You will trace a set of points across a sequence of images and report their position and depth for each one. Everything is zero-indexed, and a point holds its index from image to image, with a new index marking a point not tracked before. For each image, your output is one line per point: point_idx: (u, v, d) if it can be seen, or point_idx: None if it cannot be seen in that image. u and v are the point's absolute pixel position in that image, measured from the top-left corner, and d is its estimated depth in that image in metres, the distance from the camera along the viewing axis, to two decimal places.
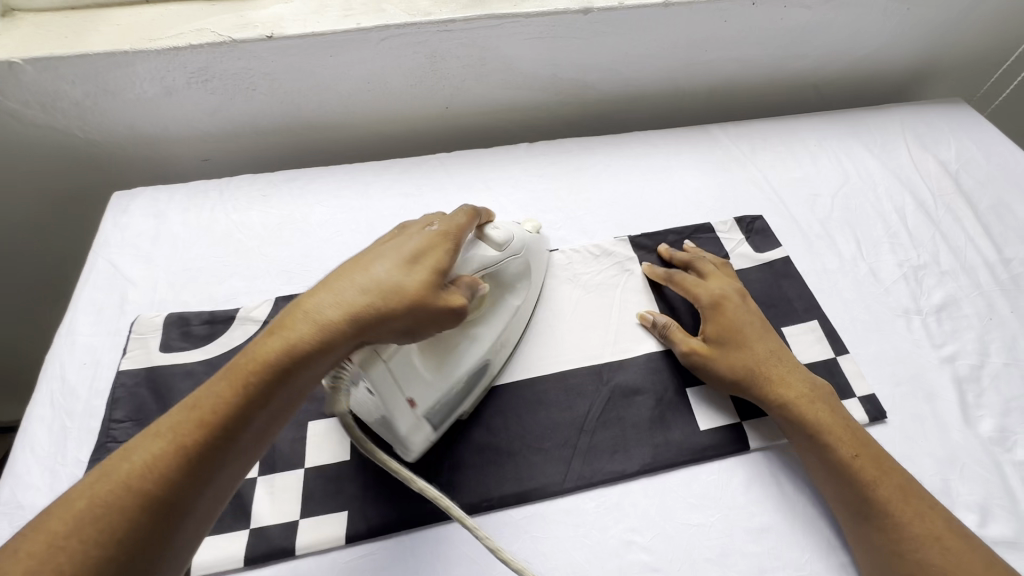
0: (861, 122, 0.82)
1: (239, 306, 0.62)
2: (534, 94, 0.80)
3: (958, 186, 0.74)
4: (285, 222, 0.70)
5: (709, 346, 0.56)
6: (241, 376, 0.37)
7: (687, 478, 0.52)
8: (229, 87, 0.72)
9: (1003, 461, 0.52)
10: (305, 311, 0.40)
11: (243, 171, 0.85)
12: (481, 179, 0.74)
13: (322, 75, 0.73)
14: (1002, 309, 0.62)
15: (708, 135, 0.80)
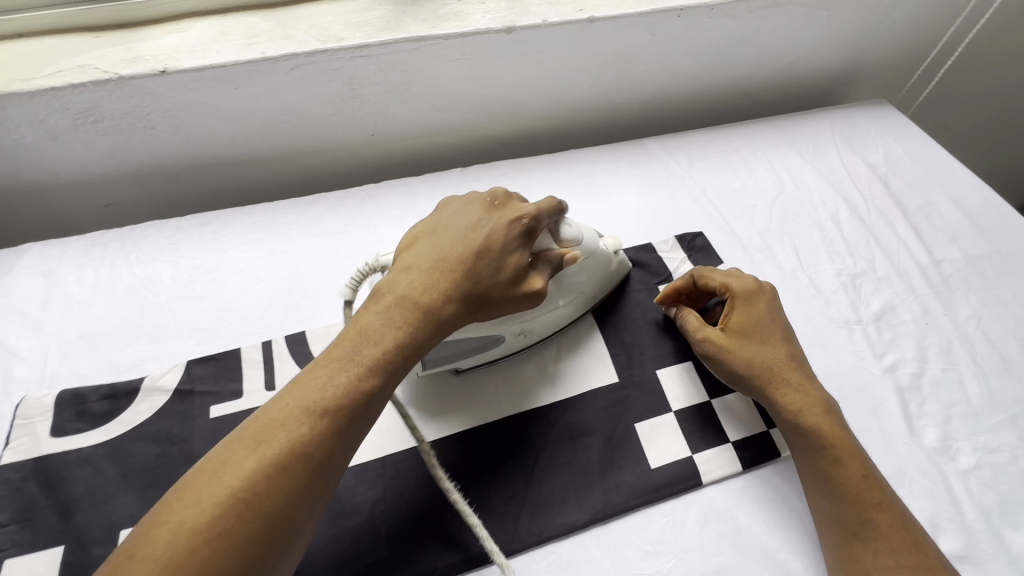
0: (793, 128, 0.82)
1: (144, 374, 0.55)
2: (464, 117, 0.76)
3: (887, 189, 0.75)
4: (197, 272, 0.63)
5: (731, 338, 0.54)
6: (360, 357, 0.40)
7: (641, 522, 0.49)
8: (122, 126, 0.65)
9: (948, 471, 0.52)
10: (402, 295, 0.43)
11: (153, 212, 0.78)
12: (412, 210, 0.70)
13: (230, 108, 0.67)
14: (936, 313, 0.63)
15: (646, 149, 0.78)
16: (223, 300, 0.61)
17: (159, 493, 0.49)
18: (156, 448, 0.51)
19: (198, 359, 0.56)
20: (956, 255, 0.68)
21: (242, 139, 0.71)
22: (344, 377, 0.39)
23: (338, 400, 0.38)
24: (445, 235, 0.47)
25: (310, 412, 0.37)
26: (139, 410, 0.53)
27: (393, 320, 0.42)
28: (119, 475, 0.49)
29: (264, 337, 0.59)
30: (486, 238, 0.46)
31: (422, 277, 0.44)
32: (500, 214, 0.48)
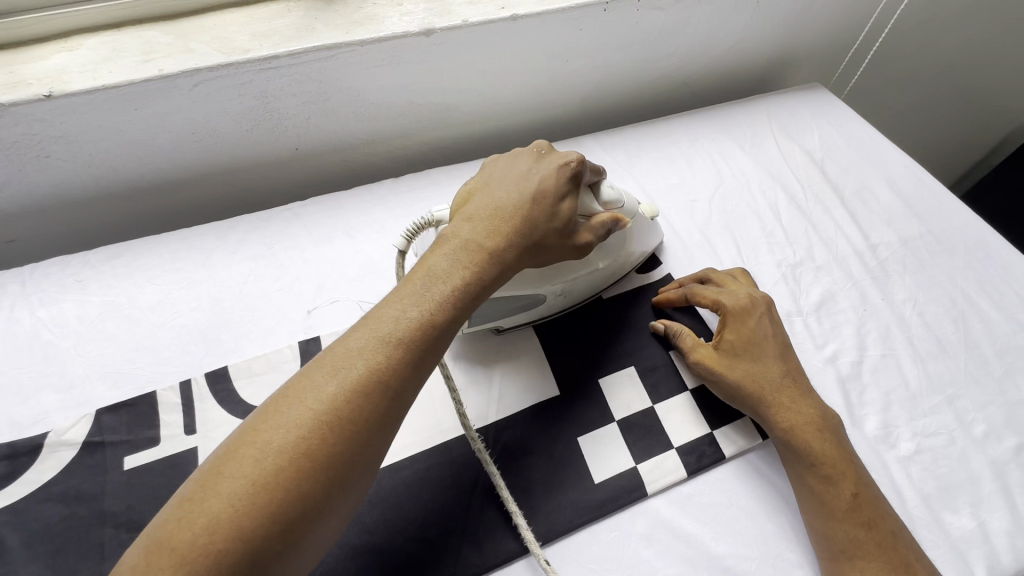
0: (730, 117, 0.81)
1: (49, 428, 0.51)
2: (394, 125, 0.73)
3: (824, 174, 0.75)
4: (108, 310, 0.59)
5: (720, 357, 0.54)
6: (430, 295, 0.40)
7: (587, 540, 0.48)
8: (13, 157, 0.60)
9: (889, 459, 0.52)
10: (462, 235, 0.43)
11: (65, 245, 0.72)
12: (341, 228, 0.67)
13: (133, 130, 0.62)
14: (874, 298, 0.63)
15: (584, 148, 0.76)
16: (137, 339, 0.57)
17: (66, 560, 0.45)
18: (63, 508, 0.47)
19: (108, 406, 0.52)
20: (891, 238, 0.68)
21: (153, 160, 0.66)
22: (418, 310, 0.39)
23: (408, 337, 0.37)
24: (499, 185, 0.47)
25: (390, 341, 0.37)
26: (44, 468, 0.49)
27: (459, 262, 0.42)
28: (20, 545, 0.45)
29: (184, 376, 0.55)
30: (538, 187, 0.46)
31: (484, 222, 0.44)
32: (548, 163, 0.48)
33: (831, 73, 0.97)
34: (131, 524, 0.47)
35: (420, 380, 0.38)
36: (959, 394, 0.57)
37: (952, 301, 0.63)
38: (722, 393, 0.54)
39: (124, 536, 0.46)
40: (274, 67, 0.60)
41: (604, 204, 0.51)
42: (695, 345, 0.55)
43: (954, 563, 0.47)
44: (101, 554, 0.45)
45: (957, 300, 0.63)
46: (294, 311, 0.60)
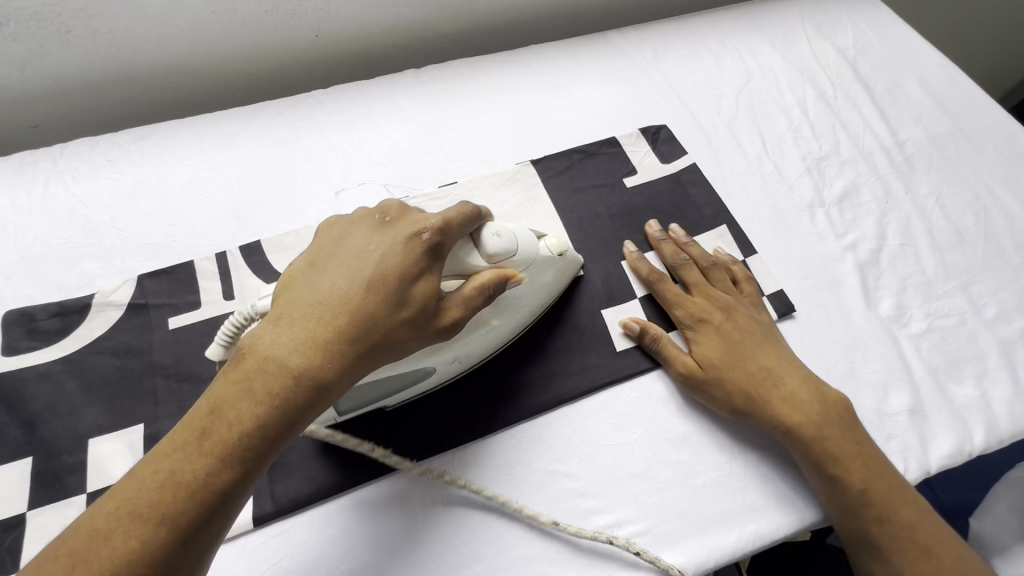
0: (761, 14, 0.78)
1: (95, 291, 0.53)
2: (416, 12, 0.71)
3: (855, 72, 0.73)
4: (140, 188, 0.60)
5: (704, 361, 0.50)
6: (212, 440, 0.33)
7: (608, 399, 0.51)
8: (33, 27, 0.59)
9: (901, 336, 0.54)
10: (269, 351, 0.35)
11: (87, 134, 0.72)
12: (366, 115, 0.66)
13: (152, 6, 0.61)
14: (897, 191, 0.63)
15: (610, 42, 0.74)
16: (171, 215, 0.58)
17: (123, 403, 0.48)
18: (116, 360, 0.50)
19: (149, 273, 0.54)
20: (919, 134, 0.68)
21: (171, 41, 0.65)
22: (207, 459, 0.32)
23: (185, 499, 0.31)
24: (330, 266, 0.39)
25: (167, 504, 0.31)
26: (94, 326, 0.51)
27: (250, 391, 0.34)
28: (80, 390, 0.48)
29: (219, 248, 0.57)
30: (378, 267, 0.38)
31: (294, 330, 0.35)
32: (392, 235, 0.40)
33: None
34: (180, 375, 0.50)
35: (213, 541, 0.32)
36: (973, 281, 0.58)
37: (975, 197, 0.63)
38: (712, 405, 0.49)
39: (175, 385, 0.49)
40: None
41: (488, 258, 0.44)
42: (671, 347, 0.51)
43: (954, 425, 0.50)
44: (155, 400, 0.49)
45: (980, 194, 0.63)
46: (323, 192, 0.61)
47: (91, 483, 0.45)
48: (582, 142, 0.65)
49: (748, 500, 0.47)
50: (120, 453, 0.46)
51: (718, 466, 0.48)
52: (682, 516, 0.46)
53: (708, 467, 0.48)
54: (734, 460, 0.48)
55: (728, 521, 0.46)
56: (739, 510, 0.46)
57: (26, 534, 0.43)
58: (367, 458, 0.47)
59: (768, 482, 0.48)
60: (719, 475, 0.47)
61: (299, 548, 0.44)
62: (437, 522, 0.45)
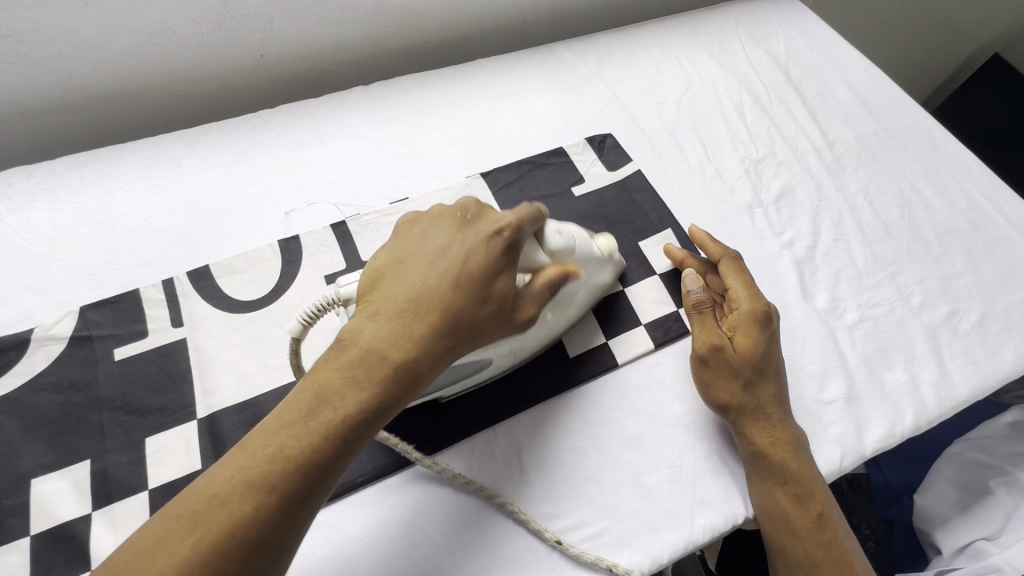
0: (699, 24, 0.82)
1: (34, 325, 0.52)
2: (361, 28, 0.71)
3: (787, 78, 0.77)
4: (80, 216, 0.58)
5: (737, 358, 0.50)
6: (318, 419, 0.34)
7: (562, 404, 0.52)
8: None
9: (837, 327, 0.57)
10: (371, 337, 0.37)
11: (21, 163, 0.70)
12: (314, 133, 0.66)
13: (86, 30, 0.59)
14: (829, 189, 0.67)
15: (556, 54, 0.76)
16: (114, 243, 0.57)
17: (67, 439, 0.47)
18: (57, 396, 0.49)
19: (93, 303, 0.53)
20: (846, 134, 0.72)
21: (108, 63, 0.63)
22: (312, 435, 0.34)
23: (291, 471, 0.33)
24: (416, 262, 0.41)
25: (274, 472, 0.32)
26: (35, 361, 0.50)
27: (354, 378, 0.36)
28: (20, 429, 0.47)
29: (166, 275, 0.56)
30: (469, 262, 0.40)
31: (390, 323, 0.38)
32: (477, 231, 0.41)
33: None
34: (128, 408, 0.49)
35: (308, 519, 0.34)
36: (900, 272, 0.62)
37: (900, 193, 0.68)
38: (712, 399, 0.50)
39: (122, 418, 0.48)
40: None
41: (551, 253, 0.45)
42: (694, 334, 0.52)
43: (886, 410, 0.53)
44: (100, 434, 0.47)
45: (904, 189, 0.68)
46: (273, 213, 0.61)
47: (36, 525, 0.43)
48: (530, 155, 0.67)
49: (700, 496, 0.48)
50: (67, 491, 0.45)
51: (669, 464, 0.49)
52: (636, 514, 0.47)
53: (660, 465, 0.49)
54: (686, 457, 0.50)
55: (678, 517, 0.47)
56: (692, 508, 0.48)
57: None
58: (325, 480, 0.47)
59: (716, 476, 0.49)
60: (670, 473, 0.49)
61: None
62: (404, 543, 0.45)
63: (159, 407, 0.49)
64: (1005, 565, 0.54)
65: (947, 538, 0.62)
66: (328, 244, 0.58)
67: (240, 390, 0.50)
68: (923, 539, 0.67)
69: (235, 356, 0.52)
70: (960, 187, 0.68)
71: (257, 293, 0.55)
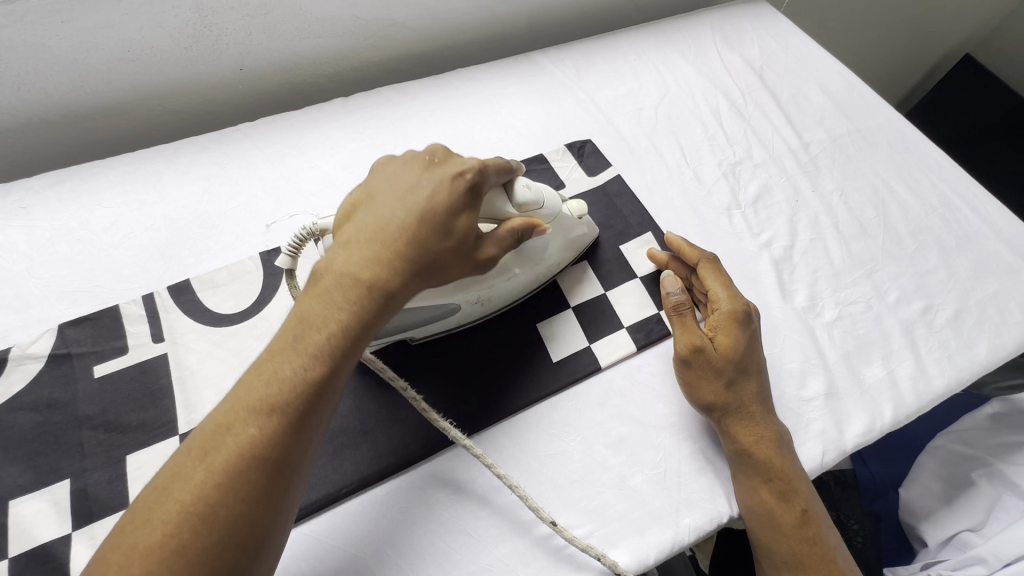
0: (784, 51, 0.90)
1: (191, 275, 0.61)
2: (380, 38, 0.81)
3: (862, 114, 0.83)
4: (231, 182, 0.69)
5: (731, 391, 0.54)
6: (305, 343, 0.40)
7: (619, 414, 0.57)
8: (140, 29, 0.66)
9: (891, 373, 0.60)
10: (335, 264, 0.43)
11: (190, 123, 0.80)
12: (419, 124, 0.76)
13: (256, 6, 0.69)
14: (898, 228, 0.71)
15: (537, 66, 0.84)
16: (256, 207, 0.67)
17: (172, 396, 0.55)
18: (169, 353, 0.57)
19: (237, 260, 0.63)
20: (879, 154, 0.78)
21: (254, 41, 0.73)
22: (297, 362, 0.39)
23: (288, 391, 0.38)
24: (380, 203, 0.46)
25: (286, 384, 0.38)
26: (190, 306, 0.59)
27: (333, 301, 0.42)
28: (134, 381, 0.55)
29: (265, 248, 0.64)
30: (427, 197, 0.45)
31: (361, 254, 0.43)
32: (437, 172, 0.47)
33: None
34: (257, 356, 0.57)
35: (319, 420, 0.39)
36: (958, 314, 0.65)
37: (945, 225, 0.71)
38: (698, 397, 0.54)
39: (252, 365, 0.57)
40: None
41: (519, 206, 0.52)
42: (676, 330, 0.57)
43: None
44: (202, 390, 0.55)
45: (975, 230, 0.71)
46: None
47: None
48: (540, 156, 0.74)
49: (685, 496, 0.53)
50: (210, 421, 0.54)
51: (653, 466, 0.54)
52: (622, 516, 0.52)
53: (696, 490, 0.54)
54: (668, 459, 0.55)
55: (664, 518, 0.52)
56: (679, 504, 0.53)
57: (129, 489, 0.50)
58: (405, 446, 0.54)
59: (700, 478, 0.54)
60: (666, 475, 0.54)
61: (340, 521, 0.50)
62: (465, 514, 0.51)
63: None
64: (989, 555, 0.65)
65: (932, 531, 0.74)
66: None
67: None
68: (912, 533, 0.79)
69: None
70: (1008, 217, 0.72)
71: None
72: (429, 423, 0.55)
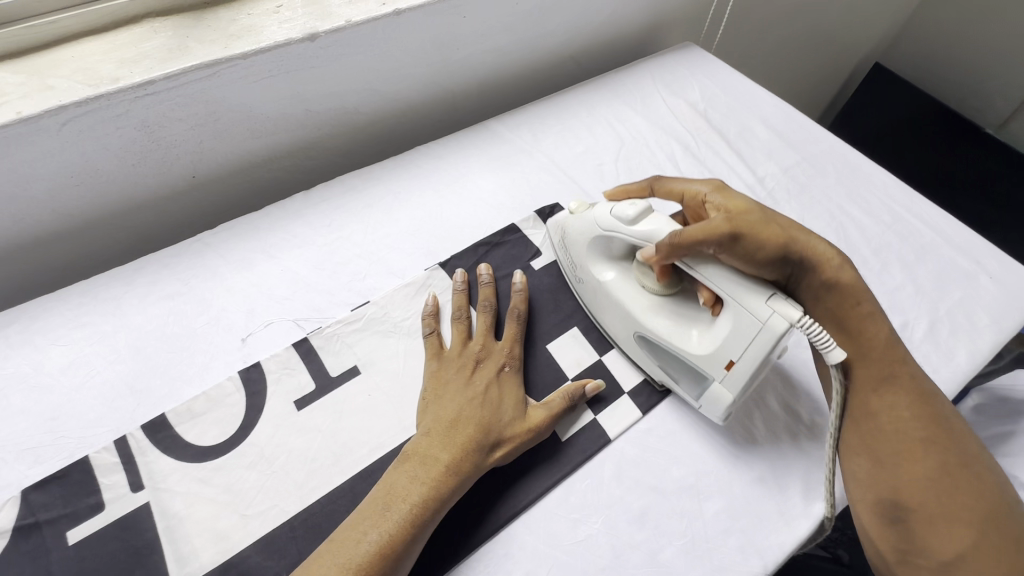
0: (721, 87, 0.95)
1: (166, 409, 0.57)
2: (337, 125, 0.81)
3: (804, 139, 0.87)
4: (198, 298, 0.65)
5: (773, 229, 0.54)
6: (393, 513, 0.49)
7: (638, 485, 0.56)
8: (83, 153, 0.63)
9: None
10: (419, 446, 0.53)
11: (147, 236, 0.76)
12: (386, 207, 0.75)
13: (209, 113, 0.68)
14: (861, 249, 0.74)
15: (497, 133, 0.85)
16: (228, 321, 0.64)
17: (161, 550, 0.50)
18: (153, 502, 0.52)
19: (215, 383, 0.59)
20: (828, 179, 0.82)
21: (206, 148, 0.71)
22: (380, 532, 0.47)
23: (369, 559, 0.46)
24: (455, 392, 0.56)
25: (370, 555, 0.46)
26: (168, 444, 0.55)
27: (417, 478, 0.51)
28: (117, 540, 0.50)
29: (243, 365, 0.61)
30: (486, 387, 0.56)
31: (438, 438, 0.53)
32: (495, 358, 0.60)
33: (698, 30, 1.20)
34: (251, 486, 0.53)
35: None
36: (937, 324, 0.68)
37: (901, 240, 0.75)
38: (764, 254, 0.53)
39: (245, 497, 0.53)
40: (322, 55, 0.70)
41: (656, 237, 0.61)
42: (688, 230, 0.52)
43: None
44: (195, 536, 0.50)
45: (930, 239, 0.76)
46: (335, 287, 0.67)
47: None
48: (513, 226, 0.74)
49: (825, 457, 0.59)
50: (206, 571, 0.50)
51: (680, 535, 0.53)
52: None
53: (727, 551, 0.52)
54: (693, 524, 0.54)
55: None
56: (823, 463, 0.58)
57: None
58: (420, 564, 0.50)
59: (729, 538, 0.53)
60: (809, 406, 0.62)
61: None
62: None
63: (247, 509, 0.52)
64: None
65: None
66: (381, 315, 0.65)
67: (316, 488, 0.54)
68: None
69: (303, 446, 0.56)
70: (953, 223, 0.77)
71: (348, 368, 0.61)
72: (440, 533, 0.52)
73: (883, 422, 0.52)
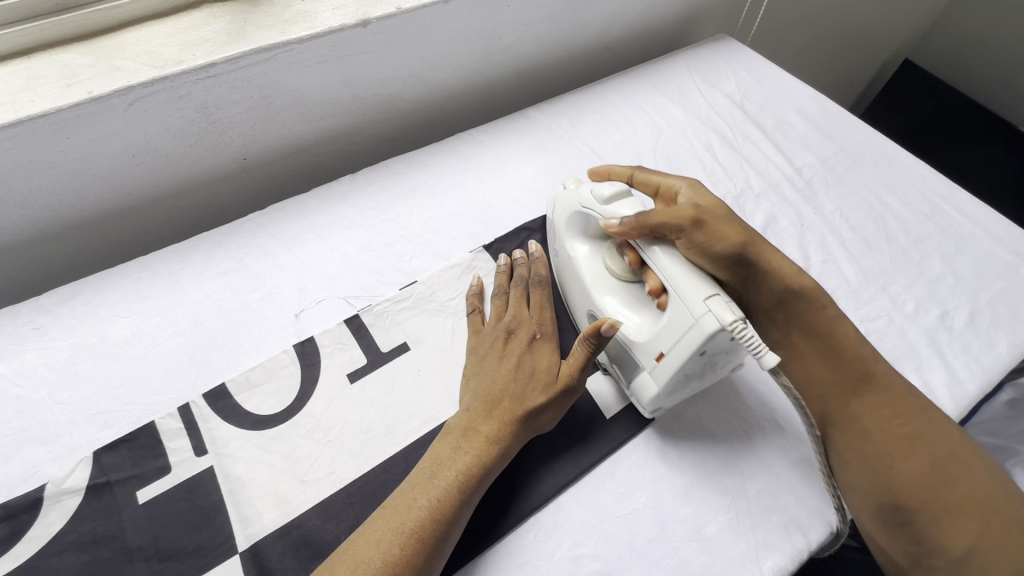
0: (756, 78, 0.95)
1: (225, 379, 0.60)
2: (381, 112, 0.83)
3: (840, 130, 0.88)
4: (251, 275, 0.68)
5: (737, 232, 0.55)
6: (439, 482, 0.50)
7: (681, 463, 0.57)
8: (145, 133, 0.65)
9: (929, 379, 0.62)
10: (459, 420, 0.55)
11: (196, 217, 0.79)
12: (429, 191, 0.77)
13: (262, 96, 0.70)
14: (898, 239, 0.75)
15: (535, 120, 0.86)
16: (281, 298, 0.66)
17: (225, 512, 0.52)
18: (216, 466, 0.54)
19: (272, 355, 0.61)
20: (866, 171, 0.82)
21: (258, 131, 0.74)
22: (428, 498, 0.49)
23: (420, 525, 0.47)
24: (488, 368, 0.57)
25: (420, 520, 0.48)
26: (228, 412, 0.57)
27: (459, 449, 0.52)
28: (183, 501, 0.52)
29: (297, 339, 0.63)
30: (517, 358, 0.57)
31: (476, 411, 0.55)
32: (525, 328, 0.60)
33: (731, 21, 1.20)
34: (307, 453, 0.55)
35: (445, 547, 0.48)
36: (976, 315, 0.68)
37: (941, 231, 0.76)
38: (722, 249, 0.55)
39: (302, 464, 0.55)
40: (373, 41, 0.72)
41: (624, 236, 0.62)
42: (657, 213, 0.54)
43: None
44: (258, 500, 0.53)
45: (968, 230, 0.76)
46: (382, 268, 0.69)
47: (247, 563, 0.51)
48: None
49: None
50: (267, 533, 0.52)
51: (725, 511, 0.54)
52: (705, 569, 0.51)
53: (769, 528, 0.54)
54: (737, 502, 0.55)
55: (746, 564, 0.51)
56: None
57: None
58: (471, 533, 0.52)
59: (772, 516, 0.54)
60: None
61: None
62: None
63: (305, 475, 0.54)
64: None
65: None
66: (428, 294, 0.67)
67: (371, 457, 0.55)
68: None
69: (357, 418, 0.58)
70: (992, 215, 0.77)
71: (398, 344, 0.63)
72: (489, 504, 0.54)
73: (870, 428, 0.52)
